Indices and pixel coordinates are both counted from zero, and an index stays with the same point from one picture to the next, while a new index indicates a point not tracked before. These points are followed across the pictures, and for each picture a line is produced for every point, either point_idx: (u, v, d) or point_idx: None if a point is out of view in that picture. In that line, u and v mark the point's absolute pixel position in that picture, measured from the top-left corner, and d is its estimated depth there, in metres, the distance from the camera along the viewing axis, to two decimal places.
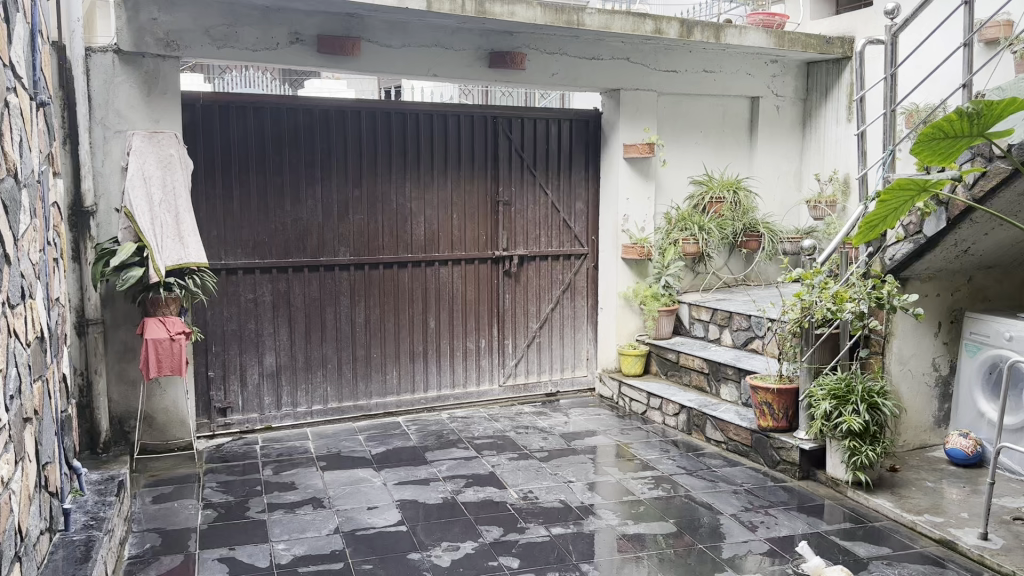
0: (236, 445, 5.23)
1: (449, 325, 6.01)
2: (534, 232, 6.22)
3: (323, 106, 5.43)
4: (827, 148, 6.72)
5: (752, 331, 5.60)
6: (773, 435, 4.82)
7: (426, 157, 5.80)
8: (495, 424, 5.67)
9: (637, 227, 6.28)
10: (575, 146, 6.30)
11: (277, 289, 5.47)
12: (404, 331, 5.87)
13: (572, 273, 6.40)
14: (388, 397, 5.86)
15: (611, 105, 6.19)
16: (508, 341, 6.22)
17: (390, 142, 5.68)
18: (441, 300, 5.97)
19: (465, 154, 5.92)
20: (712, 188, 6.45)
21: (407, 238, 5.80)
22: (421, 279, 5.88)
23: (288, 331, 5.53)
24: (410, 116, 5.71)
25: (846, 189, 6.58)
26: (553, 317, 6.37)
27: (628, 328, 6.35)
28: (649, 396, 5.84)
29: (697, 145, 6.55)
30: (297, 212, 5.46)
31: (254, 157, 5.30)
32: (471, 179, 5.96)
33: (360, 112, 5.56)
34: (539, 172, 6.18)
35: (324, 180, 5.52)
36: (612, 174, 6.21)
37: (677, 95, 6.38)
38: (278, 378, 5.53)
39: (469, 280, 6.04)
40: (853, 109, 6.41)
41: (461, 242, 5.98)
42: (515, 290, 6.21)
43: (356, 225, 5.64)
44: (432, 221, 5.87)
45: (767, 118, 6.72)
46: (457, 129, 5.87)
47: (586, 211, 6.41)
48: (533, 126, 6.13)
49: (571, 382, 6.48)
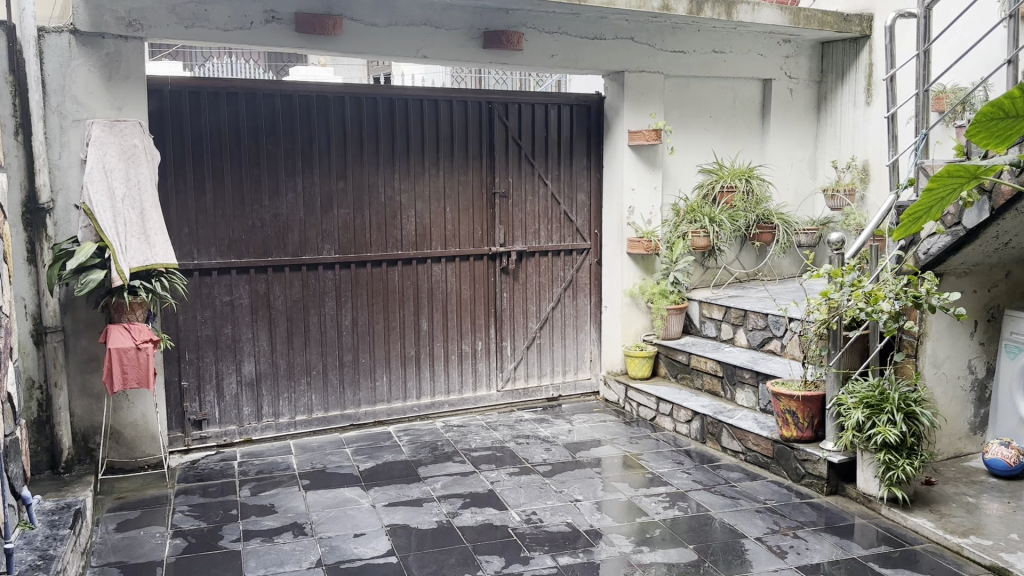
0: (213, 462, 4.82)
1: (444, 327, 5.59)
2: (533, 226, 5.80)
3: (303, 91, 4.99)
4: (844, 133, 6.30)
5: (770, 331, 5.20)
6: (797, 446, 4.43)
7: (416, 146, 5.36)
8: (493, 434, 5.26)
9: (643, 220, 5.86)
10: (576, 133, 5.87)
11: (255, 290, 5.04)
12: (395, 334, 5.44)
13: (573, 270, 5.98)
14: (378, 405, 5.44)
15: (614, 88, 5.76)
16: (506, 343, 5.81)
17: (378, 130, 5.24)
18: (434, 300, 5.55)
19: (460, 142, 5.49)
20: (723, 177, 6.02)
21: (396, 234, 5.37)
22: (412, 278, 5.46)
23: (269, 336, 5.10)
24: (398, 102, 5.28)
25: (867, 176, 6.15)
26: (553, 317, 5.96)
27: (635, 327, 5.94)
28: (659, 401, 5.43)
29: (706, 132, 6.13)
30: (276, 207, 5.03)
31: (228, 147, 4.87)
32: (465, 169, 5.53)
33: (343, 97, 5.12)
34: (538, 162, 5.76)
35: (305, 172, 5.09)
36: (616, 163, 5.79)
37: (685, 77, 5.96)
38: (257, 387, 5.11)
39: (464, 278, 5.63)
40: (874, 91, 6.03)
41: (455, 238, 5.55)
42: (514, 288, 5.79)
43: (341, 220, 5.21)
44: (424, 216, 5.44)
45: (780, 101, 6.31)
46: (450, 116, 5.44)
47: (589, 204, 5.99)
48: (531, 112, 5.70)
49: (573, 386, 6.08)
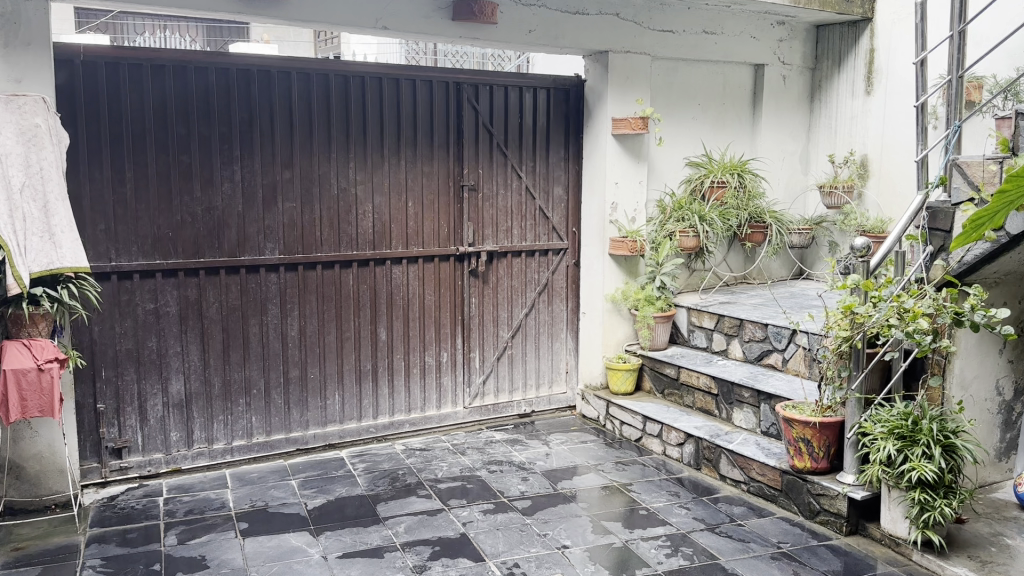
0: (134, 499, 4.10)
1: (404, 338, 4.94)
2: (505, 222, 5.18)
3: (242, 64, 4.29)
4: (839, 125, 5.81)
5: (770, 343, 4.69)
6: (811, 479, 3.90)
7: (374, 132, 4.69)
8: (461, 459, 4.64)
9: (626, 218, 5.29)
10: (553, 119, 5.26)
11: (185, 297, 4.33)
12: (349, 346, 4.77)
13: (548, 272, 5.38)
14: (329, 427, 4.77)
15: (596, 70, 5.16)
16: (474, 354, 5.19)
17: (330, 113, 4.56)
18: (395, 307, 4.89)
19: (424, 128, 4.84)
20: (712, 171, 5.47)
21: (350, 232, 4.70)
22: (369, 281, 4.79)
23: (200, 349, 4.40)
24: (354, 80, 4.60)
25: (866, 172, 5.64)
26: (526, 324, 5.35)
27: (616, 336, 5.37)
28: (645, 420, 4.87)
29: (694, 120, 5.58)
30: (209, 199, 4.32)
31: (153, 129, 4.15)
32: (430, 159, 4.88)
33: (290, 73, 4.43)
34: (511, 151, 5.13)
35: (245, 160, 4.38)
36: (598, 153, 5.20)
37: (673, 60, 5.39)
38: (187, 409, 4.40)
39: (428, 283, 4.98)
40: (874, 80, 5.55)
41: (418, 236, 4.90)
42: (483, 293, 5.17)
43: (286, 215, 4.52)
44: (383, 211, 4.78)
45: (772, 89, 5.79)
46: (413, 98, 4.78)
47: (566, 199, 5.39)
48: (504, 95, 5.07)
49: (547, 401, 5.49)
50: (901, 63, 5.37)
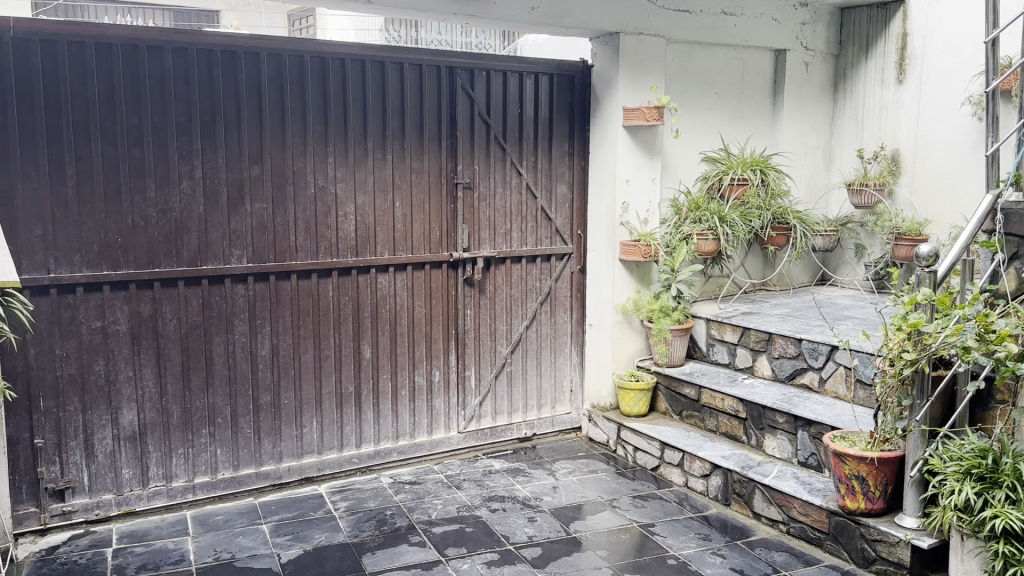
0: (77, 550, 3.51)
1: (391, 356, 4.36)
2: (503, 225, 4.62)
3: (204, 43, 3.70)
4: (867, 117, 5.30)
5: (804, 361, 4.19)
6: (865, 523, 3.37)
7: (356, 122, 4.11)
8: (458, 494, 4.08)
9: (638, 219, 4.75)
10: (555, 109, 4.70)
11: (138, 313, 3.73)
12: (329, 366, 4.19)
13: (551, 280, 4.83)
14: (305, 459, 4.19)
15: (604, 54, 4.62)
16: (469, 372, 4.62)
17: (306, 100, 3.98)
18: (380, 321, 4.32)
19: (414, 118, 4.26)
20: (732, 167, 4.94)
21: (330, 237, 4.12)
22: (351, 292, 4.21)
23: (156, 373, 3.81)
24: (333, 62, 4.02)
25: (898, 168, 5.12)
26: (527, 338, 4.79)
27: (627, 351, 4.83)
28: (663, 447, 4.33)
29: (711, 111, 5.05)
30: (166, 200, 3.73)
31: (99, 119, 3.55)
32: (420, 153, 4.31)
33: (258, 54, 3.84)
34: (510, 145, 4.57)
35: (207, 154, 3.79)
36: (607, 147, 4.65)
37: (688, 44, 4.86)
38: (142, 442, 3.81)
39: (417, 293, 4.41)
40: (908, 67, 5.04)
41: (406, 241, 4.33)
42: (479, 305, 4.61)
43: (255, 217, 3.93)
44: (367, 212, 4.20)
45: (794, 78, 5.28)
46: (401, 84, 4.20)
47: (571, 199, 4.84)
48: (502, 81, 4.51)
49: (550, 423, 4.93)
50: (938, 48, 4.86)
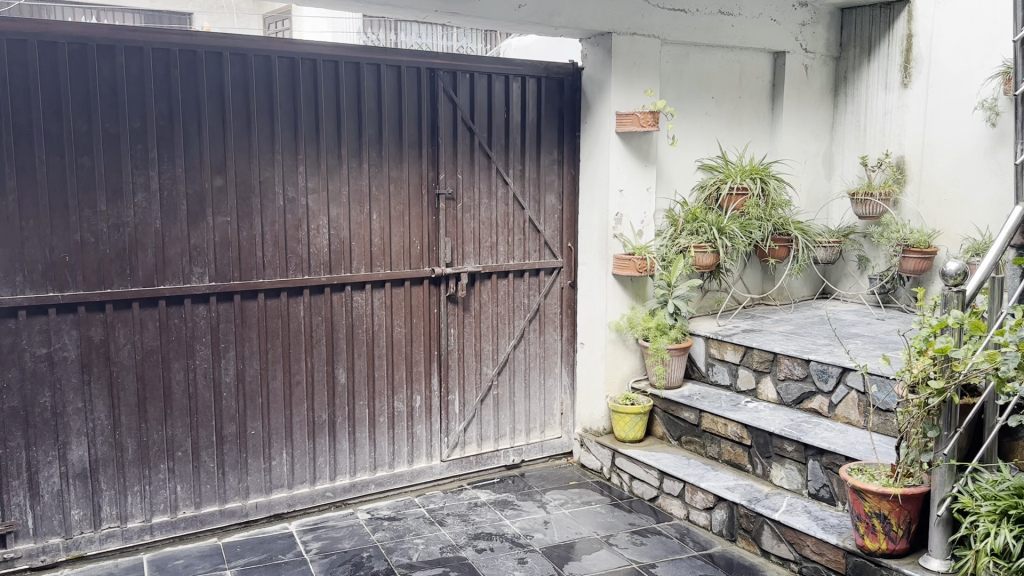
0: None
1: (368, 380, 4.03)
2: (488, 238, 4.31)
3: (160, 41, 3.36)
4: (870, 122, 5.04)
5: (812, 384, 3.92)
6: (887, 565, 3.09)
7: (329, 128, 3.79)
8: (442, 532, 3.76)
9: (633, 232, 4.45)
10: (543, 114, 4.40)
11: (88, 339, 3.38)
12: (300, 393, 3.86)
13: (540, 296, 4.52)
14: (274, 494, 3.85)
15: (595, 56, 4.33)
16: (453, 397, 4.30)
17: (274, 105, 3.66)
18: (356, 343, 3.99)
19: (392, 124, 3.95)
20: (731, 175, 4.66)
21: (300, 252, 3.79)
22: (325, 312, 3.88)
23: (109, 404, 3.46)
24: (303, 63, 3.70)
25: (904, 176, 4.86)
26: (514, 359, 4.48)
27: (621, 371, 4.53)
28: (662, 476, 4.03)
29: (708, 116, 4.77)
30: (119, 214, 3.39)
31: (43, 124, 3.20)
32: (399, 161, 3.99)
33: (221, 54, 3.51)
34: (495, 152, 4.27)
35: (165, 163, 3.46)
36: (599, 155, 4.36)
37: (684, 45, 4.58)
38: (93, 480, 3.46)
39: (396, 313, 4.08)
40: (914, 70, 4.79)
41: (384, 256, 4.01)
42: (464, 324, 4.29)
43: (217, 231, 3.59)
44: (341, 226, 3.87)
45: (794, 81, 5.02)
46: (378, 87, 3.89)
47: (560, 210, 4.53)
48: (487, 84, 4.21)
49: (540, 448, 4.62)
50: (946, 51, 4.60)
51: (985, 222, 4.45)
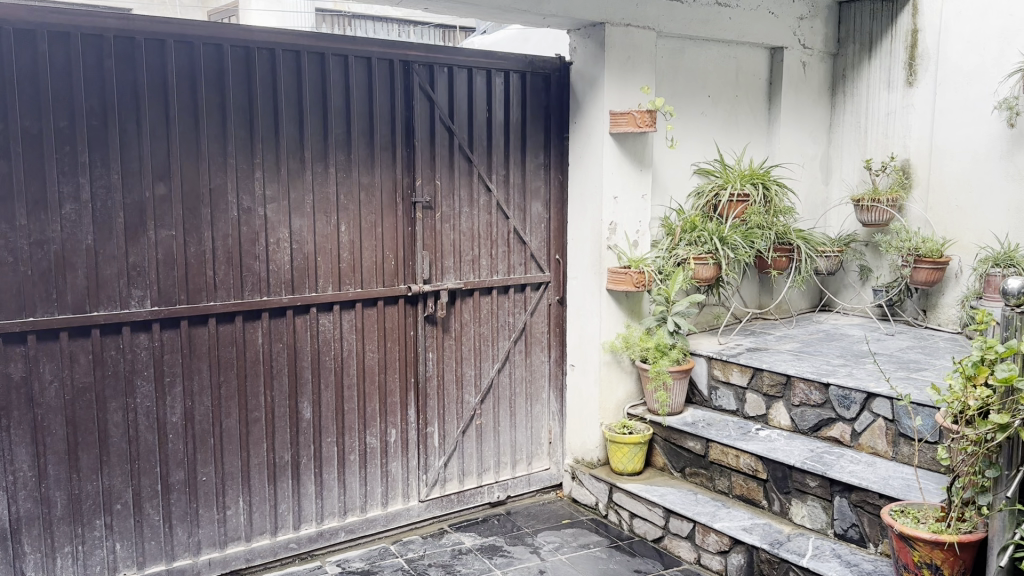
0: None
1: (337, 414, 3.55)
2: (469, 251, 3.87)
3: (91, 25, 2.85)
4: (872, 123, 4.72)
5: (832, 411, 3.56)
6: None
7: (291, 128, 3.32)
8: None
9: (628, 242, 4.05)
10: (528, 113, 3.97)
11: (6, 376, 2.85)
12: (258, 431, 3.37)
13: (526, 314, 4.09)
14: (230, 548, 3.35)
15: (586, 49, 3.91)
16: (432, 429, 3.85)
17: (226, 101, 3.17)
18: (323, 372, 3.51)
19: (362, 123, 3.49)
20: (730, 180, 4.29)
21: (258, 270, 3.30)
22: (287, 338, 3.40)
23: (32, 452, 2.93)
24: (261, 53, 3.22)
25: (910, 181, 4.54)
26: (499, 384, 4.04)
27: (616, 396, 4.12)
28: (668, 515, 3.62)
29: (704, 117, 4.40)
30: (43, 228, 2.86)
31: None
32: (370, 165, 3.53)
33: (163, 41, 3.02)
34: (477, 155, 3.83)
35: (97, 168, 2.94)
36: (591, 158, 3.94)
37: (680, 38, 4.20)
38: (14, 543, 2.92)
39: (369, 336, 3.61)
40: (920, 67, 4.47)
41: (353, 272, 3.53)
42: (443, 347, 3.84)
43: (161, 247, 3.09)
44: (305, 239, 3.40)
45: (792, 79, 4.68)
46: (345, 81, 3.42)
47: (547, 218, 4.11)
48: (468, 80, 3.77)
49: (527, 482, 4.19)
50: (956, 47, 4.29)
51: (1003, 230, 4.15)
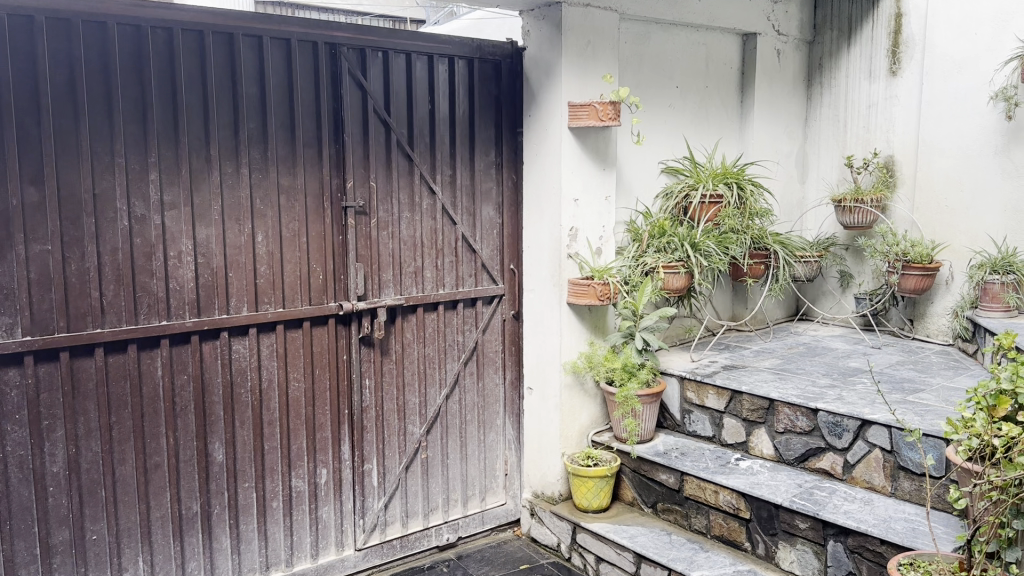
0: None
1: (256, 455, 3.07)
2: (411, 262, 3.40)
3: None
4: (851, 116, 4.36)
5: (821, 439, 3.16)
6: None
7: (195, 121, 2.82)
8: None
9: (591, 250, 3.61)
10: (477, 105, 3.51)
11: None
12: (160, 479, 2.87)
13: (477, 332, 3.63)
14: None
15: (540, 33, 3.47)
16: (371, 466, 3.37)
17: (113, 89, 2.65)
18: (238, 406, 3.01)
19: (281, 116, 3.00)
20: (702, 179, 3.88)
21: (156, 290, 2.79)
22: (192, 369, 2.89)
23: None
24: (157, 33, 2.71)
25: (894, 179, 4.18)
26: (447, 412, 3.58)
27: (579, 422, 3.68)
28: (640, 560, 3.19)
29: (672, 109, 3.98)
30: None
31: None
32: (292, 165, 3.04)
33: (32, 18, 2.48)
34: (418, 153, 3.36)
35: None
36: (548, 156, 3.50)
37: (645, 21, 3.77)
38: None
39: (294, 363, 3.13)
40: (903, 55, 4.11)
41: (273, 289, 3.04)
42: (382, 373, 3.37)
43: (33, 264, 2.56)
44: (215, 252, 2.90)
45: (766, 68, 4.29)
46: (260, 67, 2.93)
47: (499, 224, 3.65)
48: (407, 67, 3.30)
49: (480, 520, 3.74)
50: (944, 32, 3.91)
51: (1000, 232, 3.79)
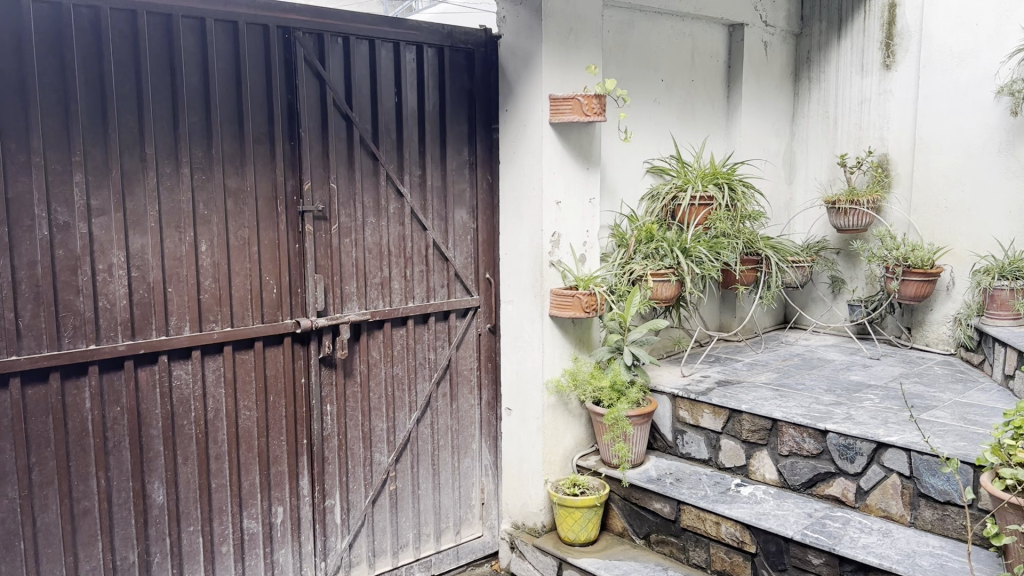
0: None
1: (202, 495, 2.70)
2: (376, 272, 3.06)
3: None
4: (842, 112, 4.13)
5: (830, 463, 2.89)
6: None
7: (127, 114, 2.44)
8: None
9: (574, 257, 3.31)
10: (448, 98, 3.18)
11: None
12: (89, 527, 2.48)
13: (451, 348, 3.30)
14: None
15: (517, 19, 3.15)
16: (333, 501, 3.02)
17: (28, 75, 2.26)
18: (181, 440, 2.64)
19: (229, 108, 2.64)
20: (691, 180, 3.61)
21: (83, 310, 2.41)
22: (127, 398, 2.51)
23: None
24: (81, 11, 2.33)
25: (889, 178, 3.97)
26: (418, 438, 3.24)
27: (563, 445, 3.37)
28: None
29: (657, 104, 3.70)
30: None
31: None
32: (241, 164, 2.68)
33: None
34: (383, 151, 3.03)
35: None
36: (528, 154, 3.18)
37: (630, 8, 3.50)
38: None
39: (245, 389, 2.77)
40: (898, 47, 3.88)
41: (220, 306, 2.68)
42: (345, 397, 3.02)
43: None
44: (152, 264, 2.53)
45: (753, 61, 4.03)
46: (203, 52, 2.56)
47: (473, 228, 3.33)
48: (371, 54, 2.95)
49: (454, 555, 3.40)
50: (942, 22, 3.68)
51: (1007, 235, 3.56)
